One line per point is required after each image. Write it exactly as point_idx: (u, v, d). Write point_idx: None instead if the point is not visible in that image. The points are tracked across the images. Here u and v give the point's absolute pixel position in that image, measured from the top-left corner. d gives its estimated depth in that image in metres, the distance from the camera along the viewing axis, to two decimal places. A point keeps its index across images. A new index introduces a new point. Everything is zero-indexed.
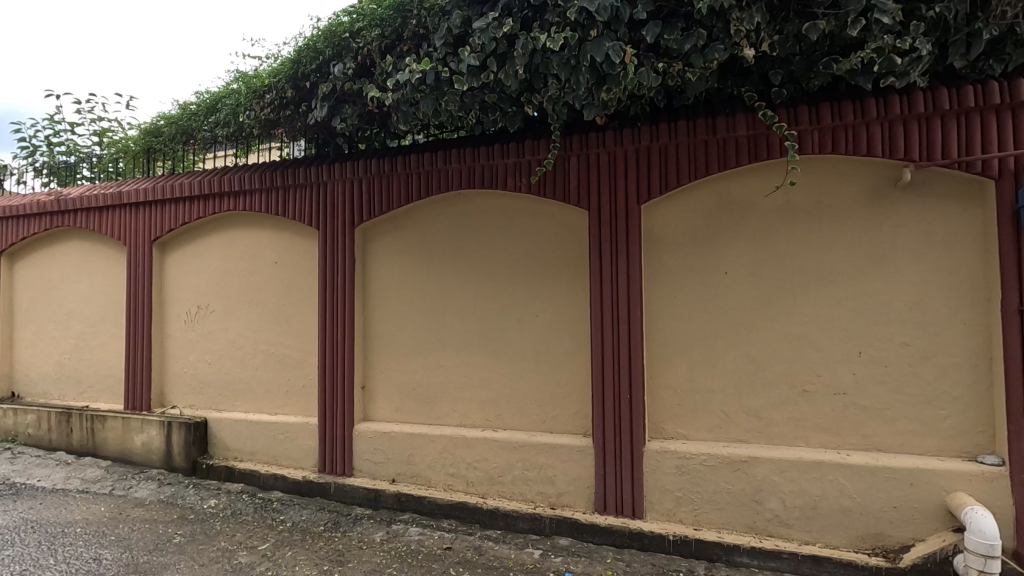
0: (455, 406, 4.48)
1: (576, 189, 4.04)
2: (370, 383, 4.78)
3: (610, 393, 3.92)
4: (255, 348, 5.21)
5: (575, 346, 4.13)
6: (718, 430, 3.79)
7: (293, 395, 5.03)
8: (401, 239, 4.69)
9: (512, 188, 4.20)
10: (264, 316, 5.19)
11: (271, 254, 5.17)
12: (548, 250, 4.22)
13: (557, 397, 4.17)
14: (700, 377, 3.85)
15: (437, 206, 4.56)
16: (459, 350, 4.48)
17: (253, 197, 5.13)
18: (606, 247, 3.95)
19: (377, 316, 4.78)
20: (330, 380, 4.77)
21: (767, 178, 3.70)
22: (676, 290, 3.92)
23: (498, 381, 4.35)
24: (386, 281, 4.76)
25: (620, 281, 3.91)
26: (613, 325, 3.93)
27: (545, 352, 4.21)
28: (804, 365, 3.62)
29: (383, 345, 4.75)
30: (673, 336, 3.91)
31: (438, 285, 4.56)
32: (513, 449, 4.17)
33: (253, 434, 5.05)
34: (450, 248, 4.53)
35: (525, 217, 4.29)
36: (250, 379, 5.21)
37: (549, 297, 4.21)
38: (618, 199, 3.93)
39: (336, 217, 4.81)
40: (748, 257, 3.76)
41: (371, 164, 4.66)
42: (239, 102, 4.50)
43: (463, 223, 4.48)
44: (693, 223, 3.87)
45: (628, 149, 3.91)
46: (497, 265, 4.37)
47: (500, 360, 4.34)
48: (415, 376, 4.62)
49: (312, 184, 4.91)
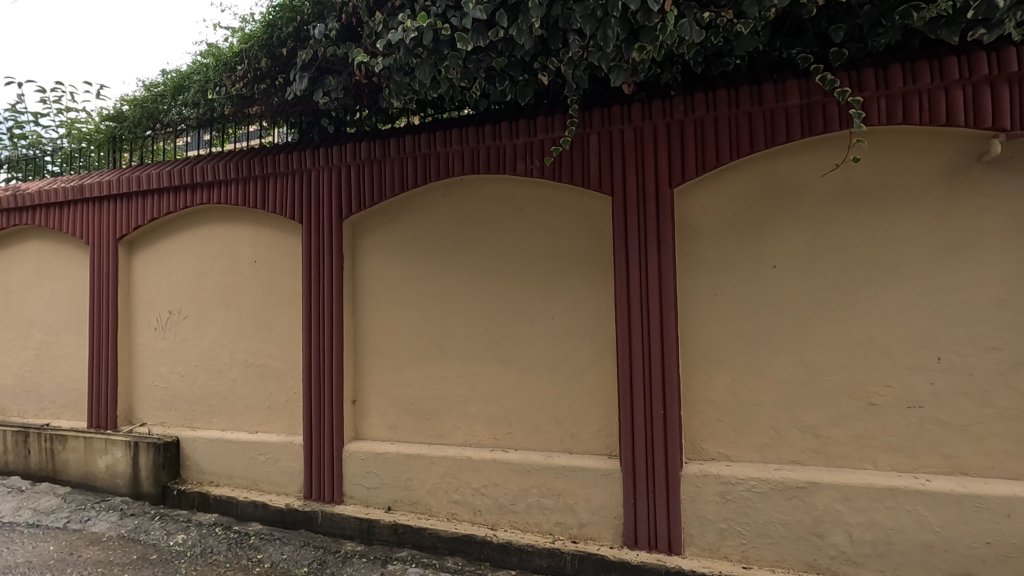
0: (458, 423, 3.92)
1: (597, 173, 3.49)
2: (361, 396, 4.22)
3: (641, 408, 3.38)
4: (233, 358, 4.64)
5: (597, 353, 3.58)
6: (768, 450, 3.24)
7: (276, 410, 4.46)
8: (395, 233, 4.15)
9: (522, 173, 3.65)
10: (243, 323, 4.62)
11: (249, 252, 4.62)
12: (564, 244, 3.68)
13: (577, 412, 3.62)
14: (745, 389, 3.30)
15: (435, 196, 4.02)
16: (463, 359, 3.92)
17: (229, 188, 4.57)
18: (633, 238, 3.41)
19: (368, 321, 4.22)
20: (316, 395, 4.21)
21: (823, 156, 3.17)
22: (714, 287, 3.37)
23: (508, 395, 3.79)
24: (378, 280, 4.20)
25: (651, 278, 3.37)
26: (642, 329, 3.39)
27: (562, 361, 3.66)
28: (871, 374, 3.08)
29: (376, 353, 4.19)
30: (712, 342, 3.37)
31: (438, 285, 4.02)
32: (527, 473, 3.63)
33: (231, 455, 4.49)
34: (450, 242, 3.98)
35: (538, 206, 3.75)
36: (228, 393, 4.65)
37: (567, 298, 3.66)
38: (647, 183, 3.39)
39: (322, 209, 4.25)
40: (801, 248, 3.22)
41: (360, 148, 4.10)
42: (207, 78, 3.93)
43: (466, 214, 3.94)
44: (735, 210, 3.34)
45: (658, 125, 3.37)
46: (506, 262, 3.82)
47: (510, 371, 3.79)
48: (413, 389, 4.06)
49: (295, 173, 4.35)
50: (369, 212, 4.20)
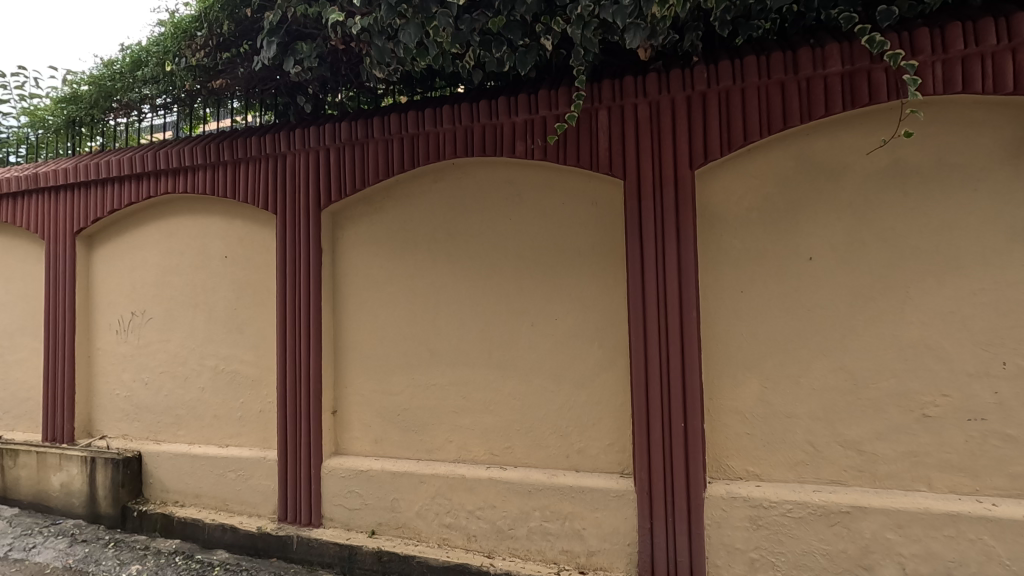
0: (451, 437, 3.49)
1: (608, 153, 3.09)
2: (342, 406, 3.79)
3: (659, 420, 2.96)
4: (202, 364, 4.20)
5: (608, 358, 3.17)
6: (804, 469, 2.84)
7: (248, 422, 4.02)
8: (380, 224, 3.72)
9: (521, 154, 3.24)
10: (213, 324, 4.18)
11: (220, 246, 4.18)
12: (570, 235, 3.28)
13: (585, 424, 3.21)
14: (777, 398, 2.90)
15: (424, 183, 3.61)
16: (456, 364, 3.50)
17: (197, 176, 4.13)
18: (649, 227, 2.99)
19: (350, 323, 3.79)
20: (292, 404, 3.77)
21: (867, 131, 2.78)
22: (742, 283, 2.97)
23: (506, 405, 3.37)
24: (361, 277, 3.77)
25: (669, 272, 2.95)
26: (660, 331, 2.97)
27: (567, 367, 3.25)
28: (925, 381, 2.68)
29: (358, 359, 3.76)
30: (739, 344, 2.96)
31: (427, 281, 3.59)
32: (529, 493, 3.22)
33: (198, 472, 4.05)
34: (441, 234, 3.57)
35: (541, 193, 3.35)
36: (196, 403, 4.20)
37: (573, 295, 3.26)
38: (664, 163, 2.99)
39: (298, 198, 3.82)
40: (842, 237, 2.83)
41: (339, 129, 3.67)
42: (166, 49, 3.50)
43: (459, 202, 3.53)
44: (765, 195, 2.95)
45: (677, 98, 2.97)
46: (504, 256, 3.41)
47: (509, 378, 3.37)
48: (400, 398, 3.63)
49: (268, 158, 3.91)
50: (351, 202, 3.78)
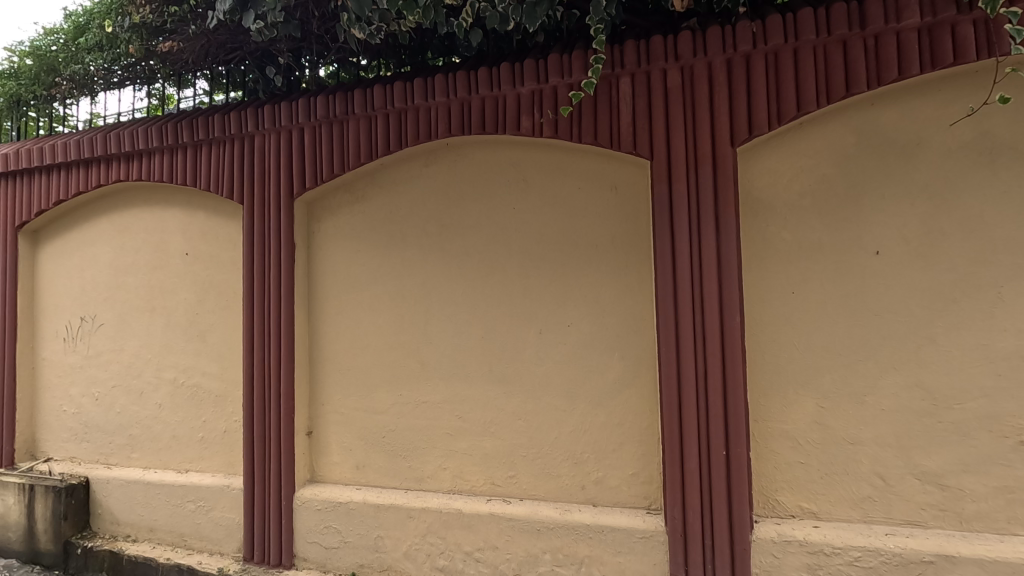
0: (445, 463, 2.99)
1: (632, 128, 2.61)
2: (319, 426, 3.27)
3: (695, 446, 2.47)
4: (159, 377, 3.67)
5: (631, 372, 2.69)
6: (872, 507, 2.36)
7: (210, 444, 3.50)
8: (362, 215, 3.22)
9: (528, 131, 2.74)
10: (171, 331, 3.66)
11: (180, 242, 3.65)
12: (585, 226, 2.80)
13: (603, 450, 2.72)
14: (838, 421, 2.41)
15: (414, 167, 3.12)
16: (451, 378, 2.99)
17: (152, 162, 3.59)
18: (682, 215, 2.51)
19: (327, 329, 3.28)
20: (260, 425, 3.24)
21: (948, 99, 2.32)
22: (793, 282, 2.48)
23: (510, 427, 2.87)
24: (340, 275, 3.26)
25: (707, 269, 2.47)
26: (696, 339, 2.48)
27: (582, 382, 2.76)
28: (1022, 402, 2.21)
29: (337, 372, 3.24)
30: (790, 356, 2.47)
31: (417, 281, 3.09)
32: (538, 533, 2.72)
33: (153, 502, 3.52)
34: (433, 226, 3.07)
35: (550, 177, 2.87)
36: (152, 421, 3.67)
37: (589, 298, 2.78)
38: (700, 139, 2.51)
39: (267, 185, 3.30)
40: (917, 226, 2.34)
41: (314, 105, 3.15)
42: (110, 6, 2.99)
43: (455, 189, 3.05)
44: (821, 176, 2.47)
45: (715, 61, 2.50)
46: (507, 251, 2.92)
47: (513, 394, 2.87)
48: (385, 418, 3.12)
49: (233, 140, 3.38)
50: (329, 189, 3.27)
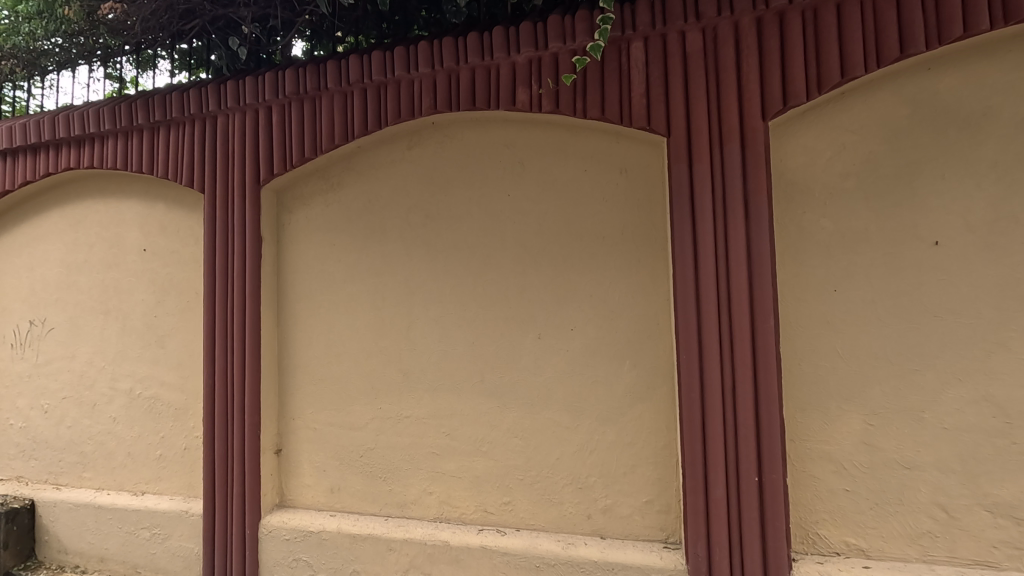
0: (430, 487, 2.63)
1: (646, 101, 2.26)
2: (289, 444, 2.89)
3: (722, 472, 2.10)
4: (113, 387, 3.29)
5: (644, 383, 2.33)
6: (932, 544, 1.99)
7: (169, 464, 3.12)
8: (337, 205, 2.85)
9: (524, 104, 2.38)
10: (127, 337, 3.28)
11: (137, 236, 3.28)
12: (590, 215, 2.44)
13: (613, 474, 2.36)
14: (891, 443, 2.04)
15: (395, 150, 2.76)
16: (437, 390, 2.62)
17: (106, 146, 3.22)
18: (705, 200, 2.15)
19: (298, 334, 2.90)
20: (220, 443, 2.85)
21: (1020, 61, 1.97)
22: (835, 278, 2.12)
23: (505, 446, 2.50)
24: (311, 273, 2.89)
25: (735, 263, 2.11)
26: (721, 345, 2.12)
27: (587, 395, 2.40)
28: None
29: (309, 382, 2.86)
30: (832, 365, 2.11)
31: (399, 280, 2.71)
32: (538, 570, 2.35)
33: (105, 528, 3.14)
34: (417, 216, 2.71)
35: (550, 159, 2.51)
36: (105, 437, 3.29)
37: (595, 297, 2.41)
38: (725, 111, 2.16)
39: (230, 171, 2.92)
40: (983, 212, 1.99)
41: (282, 79, 2.79)
42: None
43: (441, 174, 2.68)
44: (867, 154, 2.11)
45: (742, 20, 2.15)
46: (500, 245, 2.56)
47: (508, 409, 2.50)
48: (363, 435, 2.75)
49: (193, 121, 3.01)
50: (300, 175, 2.90)
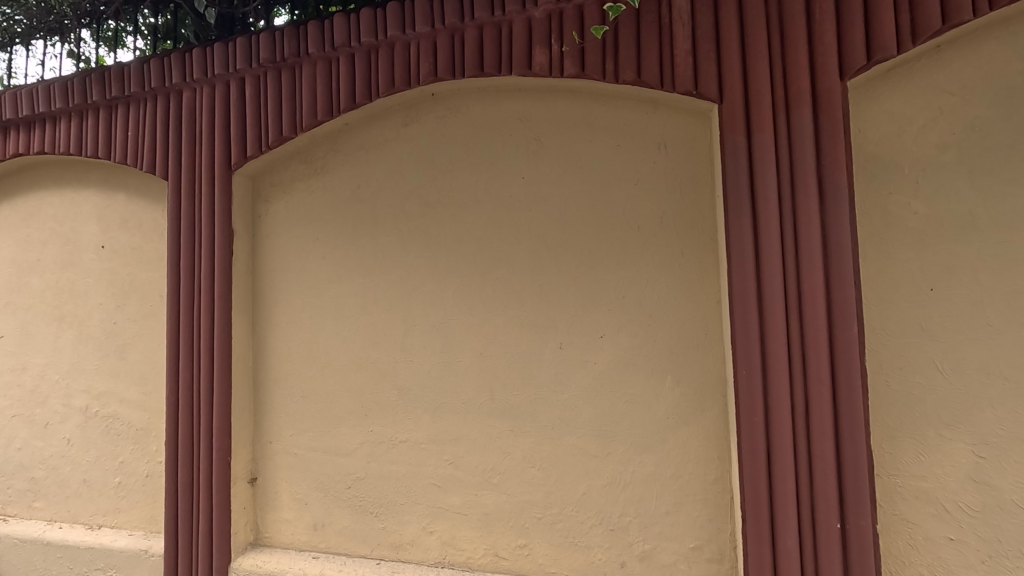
0: (431, 526, 2.21)
1: (692, 59, 1.85)
2: (265, 472, 2.48)
3: (794, 515, 1.69)
4: (67, 405, 2.87)
5: (690, 402, 1.93)
6: None
7: (130, 493, 2.71)
8: (321, 192, 2.45)
9: (543, 66, 1.98)
10: (83, 347, 2.86)
11: (95, 231, 2.87)
12: (622, 200, 2.04)
13: (652, 513, 1.95)
14: (1008, 480, 1.63)
15: (388, 128, 2.36)
16: (438, 411, 2.21)
17: (58, 128, 2.81)
18: (768, 178, 1.75)
19: (276, 344, 2.49)
20: (184, 471, 2.44)
21: None
22: (932, 274, 1.71)
23: (520, 478, 2.10)
24: (291, 273, 2.48)
25: (808, 254, 1.70)
26: (791, 357, 1.71)
27: (619, 417, 1.99)
28: None
29: (288, 400, 2.45)
30: (930, 382, 1.69)
31: (393, 280, 2.30)
32: None
33: (56, 567, 2.72)
34: (414, 204, 2.30)
35: (573, 134, 2.11)
36: (57, 462, 2.87)
37: (629, 299, 2.00)
38: (792, 68, 1.76)
39: (197, 154, 2.51)
40: None
41: (256, 45, 2.38)
42: None
43: (442, 154, 2.28)
44: (970, 121, 1.70)
45: None
46: (513, 237, 2.15)
47: (524, 434, 2.09)
48: (351, 462, 2.33)
49: (155, 97, 2.60)
50: (278, 159, 2.50)
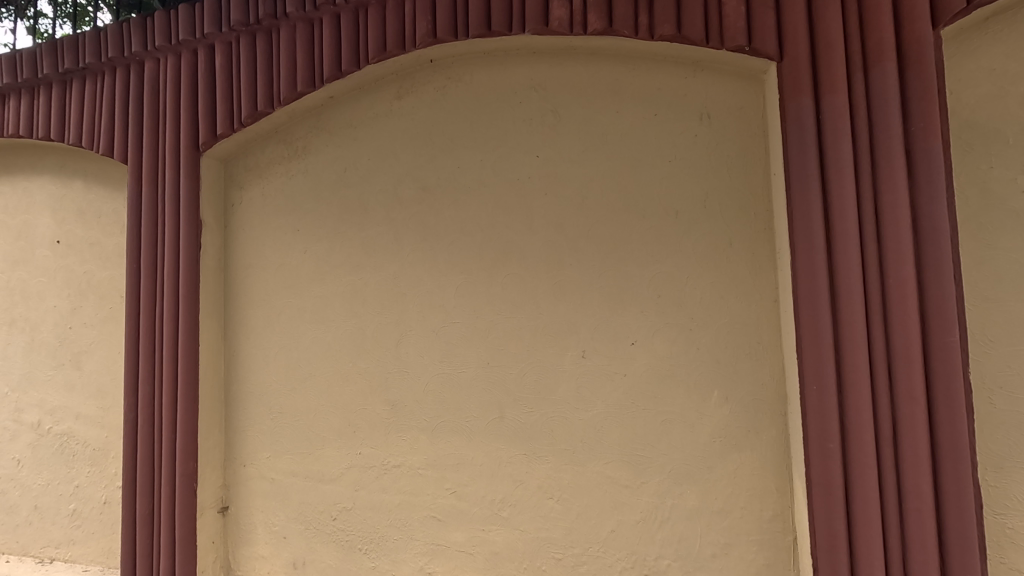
0: (429, 566, 1.88)
1: (745, 9, 1.53)
2: (238, 501, 2.14)
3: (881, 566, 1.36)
4: (17, 421, 2.53)
5: (742, 423, 1.61)
6: None
7: (86, 522, 2.37)
8: (303, 176, 2.12)
9: (563, 21, 1.66)
10: (34, 355, 2.52)
11: (49, 225, 2.53)
12: (656, 181, 1.72)
13: (696, 555, 1.62)
14: None
15: (380, 100, 2.04)
16: (437, 431, 1.88)
17: (7, 107, 2.48)
18: (842, 150, 1.43)
19: (251, 353, 2.16)
20: (143, 500, 2.10)
21: None
22: None
23: (535, 512, 1.76)
24: (268, 269, 2.15)
25: (895, 239, 1.38)
26: (874, 368, 1.39)
27: (655, 440, 1.66)
28: None
29: (264, 416, 2.12)
30: None
31: (385, 277, 1.97)
32: None
33: None
34: (410, 188, 1.97)
35: (596, 104, 1.79)
36: (6, 486, 2.53)
37: (666, 299, 1.68)
38: (872, 14, 1.43)
39: (160, 133, 2.18)
40: None
41: (227, 7, 2.06)
42: None
43: (443, 130, 1.95)
44: None
45: None
46: (527, 227, 1.82)
47: (539, 460, 1.76)
48: (337, 490, 2.00)
49: (113, 69, 2.27)
50: (253, 138, 2.18)
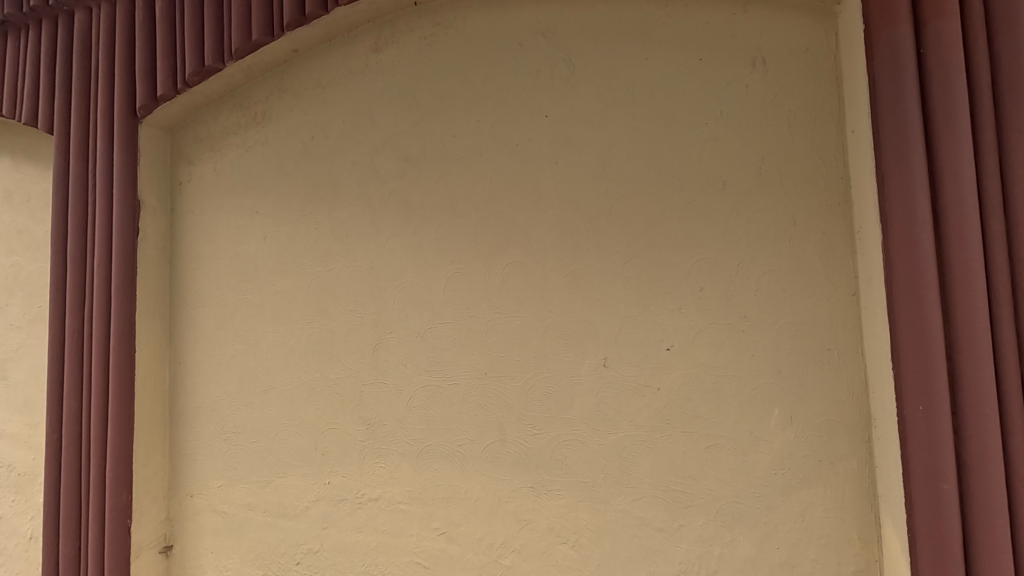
0: None
1: None
2: (184, 538, 1.77)
3: None
4: None
5: (811, 449, 1.27)
6: None
7: (10, 562, 2.00)
8: (262, 147, 1.76)
9: None
10: None
11: None
12: (696, 145, 1.37)
13: None
14: None
15: (354, 54, 1.68)
16: (423, 457, 1.52)
17: None
18: (956, 92, 1.07)
19: (200, 360, 1.79)
20: (67, 539, 1.73)
21: None
22: None
23: (545, 560, 1.40)
24: (221, 260, 1.79)
25: None
26: (1002, 383, 1.03)
27: (698, 471, 1.31)
28: None
29: (216, 436, 1.75)
30: None
31: (360, 268, 1.62)
32: None
33: None
34: (391, 160, 1.61)
35: (619, 50, 1.44)
36: None
37: (710, 292, 1.33)
38: None
39: (93, 97, 1.82)
40: None
41: None
42: None
43: (429, 88, 1.60)
44: None
45: None
46: (534, 205, 1.47)
47: (550, 495, 1.40)
48: (301, 527, 1.64)
49: (40, 23, 1.91)
50: (204, 104, 1.82)
